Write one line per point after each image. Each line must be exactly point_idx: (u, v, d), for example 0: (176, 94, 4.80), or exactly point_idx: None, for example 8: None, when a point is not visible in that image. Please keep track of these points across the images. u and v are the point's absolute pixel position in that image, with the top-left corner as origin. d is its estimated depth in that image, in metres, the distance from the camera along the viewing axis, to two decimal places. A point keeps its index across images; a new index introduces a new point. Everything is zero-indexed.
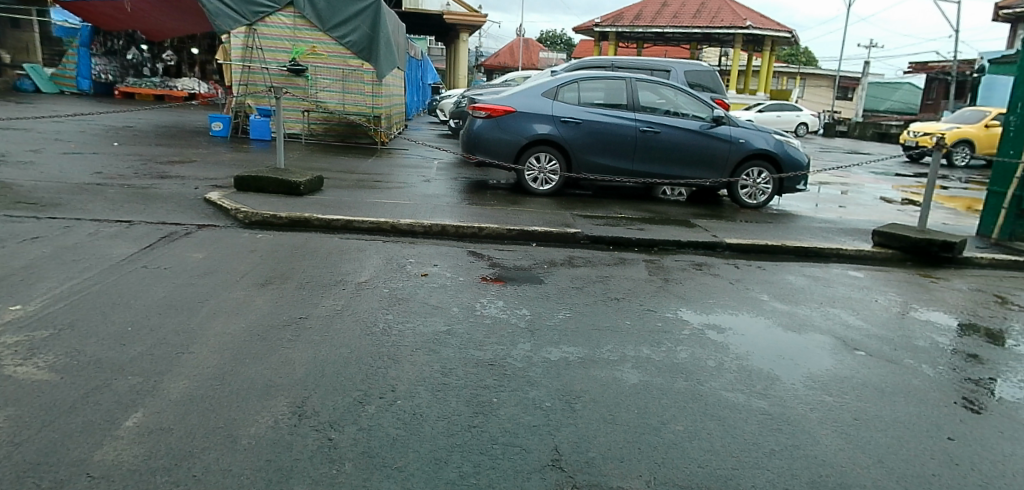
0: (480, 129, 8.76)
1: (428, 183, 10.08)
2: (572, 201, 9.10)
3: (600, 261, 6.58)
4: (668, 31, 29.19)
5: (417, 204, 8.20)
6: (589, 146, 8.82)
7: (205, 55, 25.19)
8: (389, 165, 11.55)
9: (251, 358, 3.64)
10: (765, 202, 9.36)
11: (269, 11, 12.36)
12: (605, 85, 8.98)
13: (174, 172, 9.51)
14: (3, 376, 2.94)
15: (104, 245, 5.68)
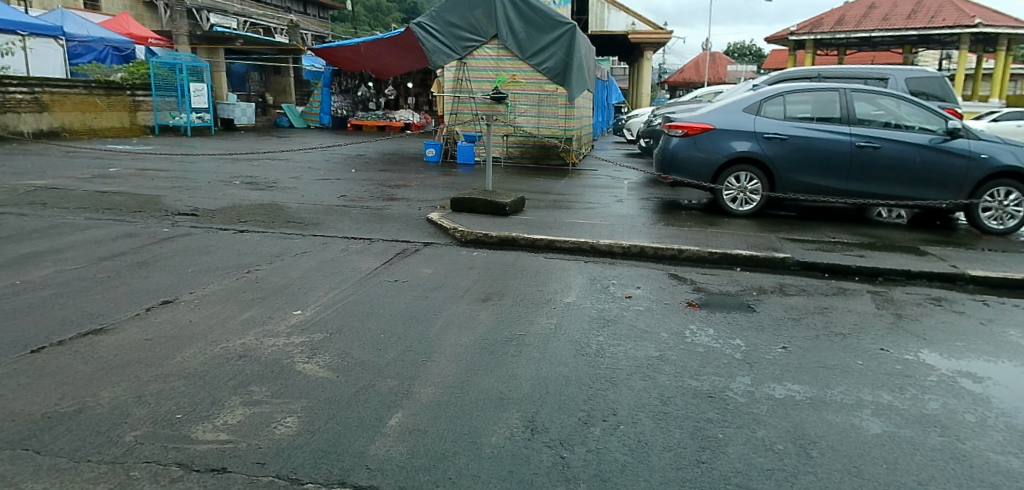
0: (676, 148, 8.48)
1: (621, 203, 10.02)
2: (777, 222, 8.36)
3: (816, 291, 5.97)
4: (874, 36, 24.91)
5: (614, 225, 8.18)
6: (795, 163, 8.07)
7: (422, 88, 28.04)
8: (581, 186, 11.74)
9: (483, 371, 3.86)
10: (1015, 228, 7.74)
11: (476, 44, 13.21)
12: (814, 97, 8.18)
13: (400, 194, 10.65)
14: (297, 370, 3.43)
15: (354, 260, 6.48)
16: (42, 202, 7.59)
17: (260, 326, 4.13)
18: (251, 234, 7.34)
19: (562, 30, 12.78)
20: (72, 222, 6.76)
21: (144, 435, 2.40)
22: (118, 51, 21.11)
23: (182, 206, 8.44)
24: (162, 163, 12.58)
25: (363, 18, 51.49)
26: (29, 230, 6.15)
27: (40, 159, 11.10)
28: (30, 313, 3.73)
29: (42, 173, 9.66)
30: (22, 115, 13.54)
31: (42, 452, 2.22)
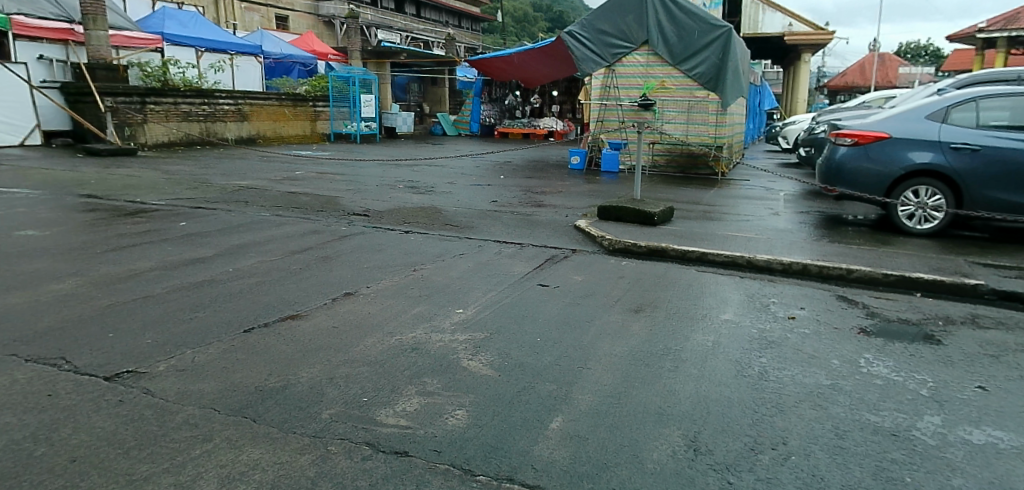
0: (843, 158, 7.73)
1: (777, 216, 9.36)
2: (965, 244, 7.33)
3: (1019, 325, 5.16)
4: None
5: (770, 239, 7.66)
6: (988, 177, 7.06)
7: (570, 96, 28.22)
8: (732, 196, 11.15)
9: (641, 382, 3.73)
10: None
11: (626, 51, 12.99)
12: (1015, 103, 7.09)
13: (547, 201, 10.79)
14: (463, 366, 3.57)
15: (507, 264, 6.63)
16: (245, 201, 8.61)
17: (427, 321, 4.38)
18: (415, 234, 7.82)
19: (716, 34, 12.23)
20: (268, 218, 7.62)
21: (337, 414, 2.65)
22: (303, 66, 23.54)
23: (356, 207, 9.20)
24: (336, 167, 13.79)
25: (512, 29, 52.81)
26: (236, 224, 7.01)
27: (242, 162, 12.63)
28: (241, 296, 4.24)
29: (243, 175, 10.99)
30: (229, 124, 15.22)
31: (257, 420, 2.52)
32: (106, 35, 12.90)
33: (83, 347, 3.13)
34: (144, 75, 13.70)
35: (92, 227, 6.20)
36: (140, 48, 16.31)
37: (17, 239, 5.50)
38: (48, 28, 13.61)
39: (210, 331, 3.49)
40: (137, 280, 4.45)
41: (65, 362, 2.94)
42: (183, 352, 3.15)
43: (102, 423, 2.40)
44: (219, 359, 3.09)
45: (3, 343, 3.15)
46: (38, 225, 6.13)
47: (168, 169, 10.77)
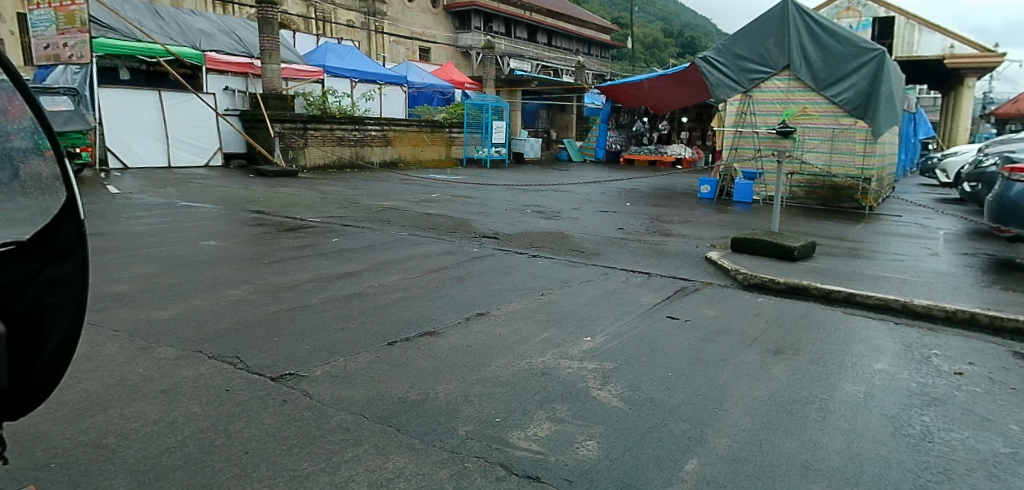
0: (1019, 196, 6.80)
1: (936, 256, 8.42)
2: None
3: None
4: None
5: (930, 283, 6.89)
6: None
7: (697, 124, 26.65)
8: (883, 232, 10.19)
9: (784, 431, 3.36)
10: None
11: (765, 76, 12.33)
12: None
13: (676, 230, 10.48)
14: (592, 396, 3.45)
15: (634, 293, 6.43)
16: (387, 221, 9.16)
17: (556, 347, 4.22)
18: (542, 259, 7.88)
19: (868, 57, 11.39)
20: (407, 238, 8.06)
21: (473, 431, 2.73)
22: (442, 94, 24.77)
23: (487, 230, 9.48)
24: (468, 190, 14.30)
25: (642, 56, 52.47)
26: (380, 242, 7.48)
27: (385, 184, 13.48)
28: (386, 311, 4.50)
29: (385, 196, 11.72)
30: (374, 148, 16.36)
31: (401, 430, 2.66)
32: (277, 68, 14.57)
33: (254, 348, 3.48)
34: (307, 104, 15.19)
35: (260, 240, 6.90)
36: (305, 79, 18.12)
37: (200, 249, 6.25)
38: (235, 61, 15.38)
39: (359, 342, 3.74)
40: (297, 290, 4.88)
41: (239, 361, 3.28)
42: (336, 359, 3.40)
43: (269, 421, 2.64)
44: (366, 369, 3.30)
45: (190, 340, 3.58)
46: (217, 237, 6.94)
47: (323, 190, 11.75)
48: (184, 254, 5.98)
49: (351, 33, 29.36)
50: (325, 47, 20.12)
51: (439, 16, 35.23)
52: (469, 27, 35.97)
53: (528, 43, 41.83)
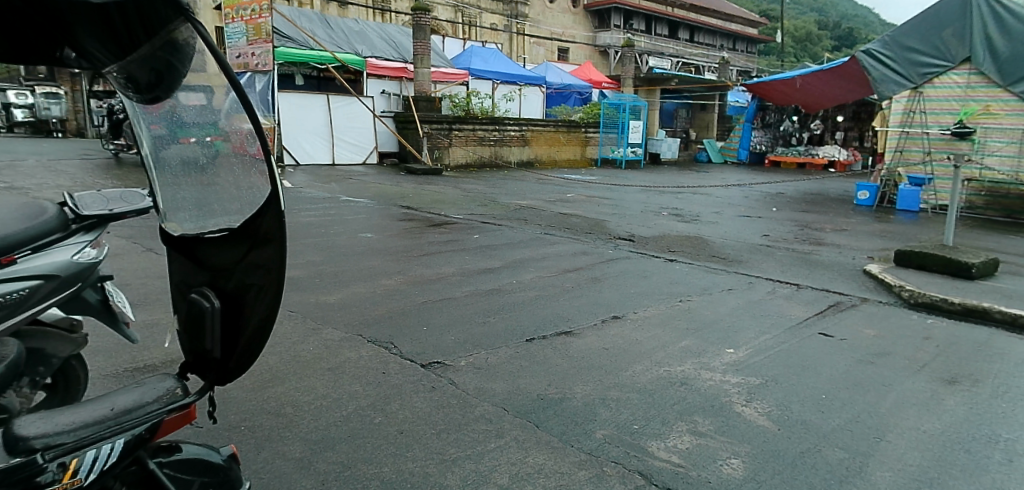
0: None
1: None
2: None
3: None
4: None
5: None
6: None
7: (852, 124, 23.67)
8: None
9: (961, 471, 2.91)
10: None
11: (940, 71, 10.98)
12: None
13: (829, 239, 9.67)
14: (736, 412, 3.23)
15: (782, 305, 5.96)
16: (525, 219, 9.32)
17: (697, 356, 4.05)
18: (680, 263, 7.60)
19: None
20: (543, 237, 8.15)
21: (610, 436, 2.71)
22: (580, 94, 24.53)
23: (623, 232, 9.34)
24: (603, 191, 14.15)
25: (794, 50, 48.92)
26: (518, 241, 7.64)
27: (522, 184, 13.72)
28: (525, 308, 4.60)
29: (523, 195, 11.94)
30: (513, 148, 16.74)
31: (540, 427, 2.71)
32: (426, 72, 15.32)
33: (406, 335, 3.72)
34: (452, 105, 15.87)
35: (410, 234, 7.33)
36: (452, 82, 18.83)
37: (358, 240, 6.77)
38: (390, 66, 16.46)
39: (500, 336, 3.86)
40: (443, 283, 5.14)
41: (393, 346, 3.53)
42: (479, 351, 3.54)
43: (420, 405, 2.81)
44: (506, 363, 3.40)
45: (352, 324, 3.90)
46: (372, 230, 7.48)
47: (465, 188, 12.21)
48: (344, 244, 6.51)
49: (494, 36, 30.22)
50: (471, 50, 20.98)
51: (580, 16, 35.22)
52: (608, 26, 35.55)
53: (669, 39, 40.55)
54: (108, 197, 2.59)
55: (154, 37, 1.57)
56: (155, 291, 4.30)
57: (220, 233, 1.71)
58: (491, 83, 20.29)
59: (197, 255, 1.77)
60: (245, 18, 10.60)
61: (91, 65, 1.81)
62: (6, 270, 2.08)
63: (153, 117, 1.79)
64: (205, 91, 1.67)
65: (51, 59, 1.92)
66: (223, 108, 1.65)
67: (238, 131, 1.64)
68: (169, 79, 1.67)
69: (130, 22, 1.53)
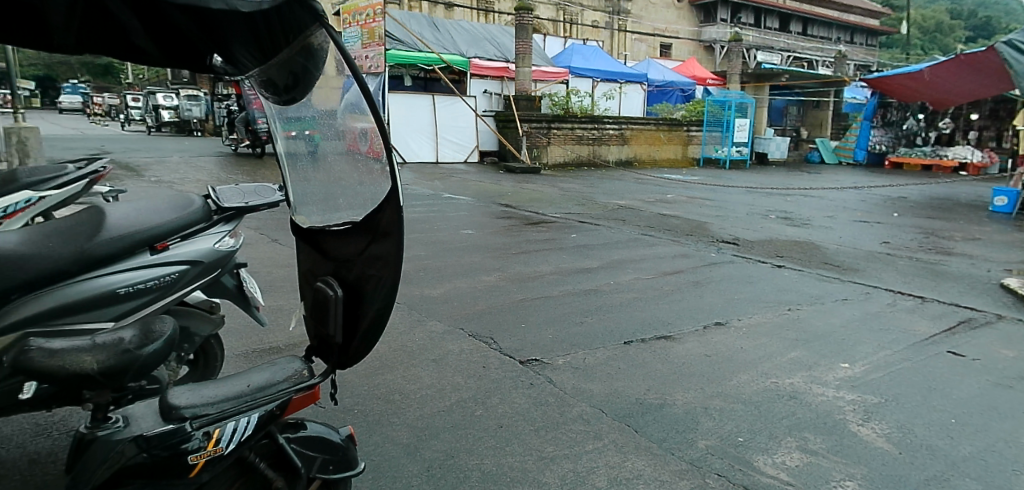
0: None
1: None
2: None
3: None
4: None
5: None
6: None
7: (986, 120, 20.90)
8: None
9: None
10: None
11: None
12: None
13: (959, 249, 8.81)
14: (851, 431, 3.01)
15: (904, 319, 5.50)
16: (623, 220, 9.17)
17: (806, 368, 3.83)
18: (788, 269, 7.21)
19: None
20: (642, 237, 7.99)
21: (713, 447, 2.63)
22: (682, 91, 23.82)
23: (726, 235, 8.98)
24: (705, 192, 13.66)
25: (923, 40, 44.89)
26: (617, 241, 7.54)
27: (621, 183, 13.50)
28: (624, 310, 4.53)
29: (621, 195, 11.76)
30: (612, 147, 16.52)
31: (639, 432, 2.67)
32: (527, 71, 15.54)
33: (506, 331, 3.78)
34: (552, 104, 15.87)
35: (509, 232, 7.44)
36: (552, 81, 18.96)
37: (459, 236, 6.95)
38: (493, 66, 16.77)
39: (598, 337, 3.84)
40: (541, 281, 5.18)
41: (493, 341, 3.61)
42: (576, 351, 3.54)
43: (519, 401, 2.87)
44: (605, 365, 3.37)
45: (454, 317, 4.02)
46: (472, 226, 7.65)
47: (563, 187, 12.20)
48: (445, 240, 6.71)
49: (596, 33, 29.93)
50: (573, 49, 21.05)
51: (684, 10, 34.17)
52: (715, 20, 34.18)
53: (780, 32, 38.43)
54: (244, 191, 2.82)
55: (293, 43, 1.76)
56: (278, 278, 4.65)
57: (344, 227, 1.84)
58: (591, 81, 20.14)
59: (324, 246, 1.92)
60: (360, 23, 11.14)
61: (237, 72, 2.00)
62: (159, 255, 2.37)
63: (288, 117, 1.96)
64: (329, 93, 1.82)
65: (203, 69, 2.13)
66: (340, 109, 1.81)
67: (352, 131, 1.80)
68: (303, 81, 1.84)
69: (275, 31, 1.75)
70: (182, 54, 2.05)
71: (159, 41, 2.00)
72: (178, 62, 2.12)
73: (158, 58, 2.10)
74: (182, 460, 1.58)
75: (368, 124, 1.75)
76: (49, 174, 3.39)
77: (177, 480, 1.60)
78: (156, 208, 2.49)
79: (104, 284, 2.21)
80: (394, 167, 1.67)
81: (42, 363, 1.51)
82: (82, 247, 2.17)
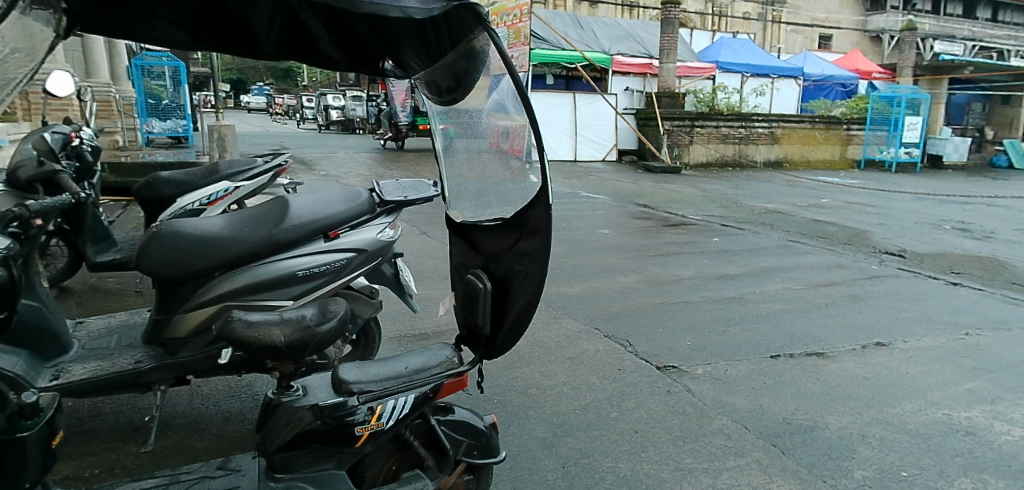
0: None
1: None
2: None
3: None
4: None
5: None
6: None
7: None
8: None
9: None
10: None
11: None
12: None
13: None
14: None
15: None
16: (771, 224, 8.62)
17: (989, 402, 3.36)
18: (966, 287, 6.37)
19: None
20: (791, 244, 7.46)
21: (870, 479, 2.40)
22: (844, 86, 21.84)
23: (890, 245, 8.12)
24: (865, 197, 12.44)
25: None
26: (763, 247, 7.10)
27: (769, 185, 12.65)
28: (771, 322, 4.26)
29: (770, 198, 11.05)
30: (760, 147, 15.52)
31: (786, 453, 2.52)
32: (672, 66, 15.14)
33: (643, 335, 3.72)
34: (696, 101, 15.28)
35: (647, 233, 7.30)
36: (698, 77, 18.18)
37: (596, 236, 6.94)
38: (637, 62, 16.44)
39: (741, 348, 3.66)
40: (680, 285, 5.03)
41: (630, 344, 3.56)
42: (717, 361, 3.40)
43: (655, 407, 2.82)
44: (749, 378, 3.21)
45: (590, 317, 4.03)
46: (610, 226, 7.59)
47: (705, 188, 11.73)
48: (582, 239, 6.74)
49: (747, 26, 28.32)
50: (721, 42, 20.10)
51: None
52: (884, 7, 30.95)
53: (964, 19, 33.94)
54: (404, 185, 3.02)
55: (458, 47, 1.89)
56: (426, 268, 4.94)
57: (495, 223, 1.92)
58: (739, 76, 19.03)
59: (476, 241, 2.02)
60: (507, 23, 11.42)
61: (406, 74, 2.19)
62: (331, 242, 2.63)
63: (448, 117, 2.08)
64: (478, 93, 1.92)
65: (375, 73, 2.34)
66: (485, 109, 1.92)
67: (494, 129, 1.91)
68: (464, 83, 1.95)
69: (444, 35, 1.90)
70: (359, 61, 2.27)
71: (340, 50, 2.23)
72: (354, 68, 2.34)
73: (337, 67, 2.34)
74: (350, 431, 1.75)
75: (509, 124, 1.85)
76: (243, 167, 3.87)
77: (346, 448, 1.78)
78: (329, 198, 2.74)
79: (285, 267, 2.51)
80: (545, 166, 1.71)
81: (242, 332, 1.72)
82: (270, 233, 2.49)
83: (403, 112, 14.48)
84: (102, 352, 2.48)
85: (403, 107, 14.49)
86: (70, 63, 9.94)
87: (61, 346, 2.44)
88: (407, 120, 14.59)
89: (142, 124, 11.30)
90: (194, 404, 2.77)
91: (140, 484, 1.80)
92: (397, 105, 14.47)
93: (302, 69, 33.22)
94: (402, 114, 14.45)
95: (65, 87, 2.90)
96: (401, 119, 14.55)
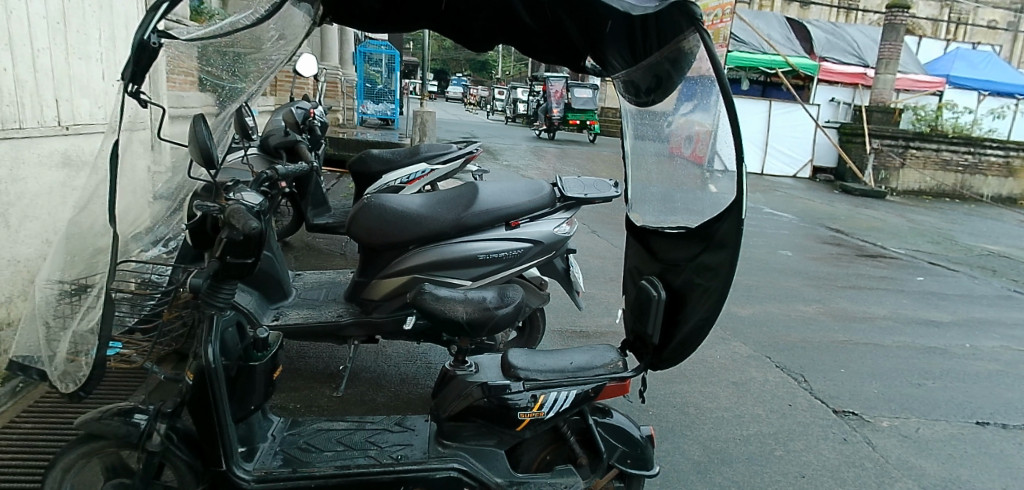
0: None
1: None
2: None
3: None
4: None
5: None
6: None
7: None
8: None
9: None
10: None
11: None
12: None
13: None
14: None
15: None
16: (992, 267, 7.34)
17: None
18: None
19: None
20: (1018, 293, 6.30)
21: None
22: None
23: None
24: None
25: None
26: (982, 293, 6.08)
27: (995, 223, 10.78)
28: (982, 382, 3.63)
29: (996, 238, 9.43)
30: (990, 178, 13.23)
31: None
32: (892, 78, 13.59)
33: (819, 372, 3.41)
34: (916, 119, 13.53)
35: (837, 261, 6.64)
36: (922, 91, 16.23)
37: (777, 257, 6.47)
38: (847, 71, 15.12)
39: (939, 407, 3.19)
40: (871, 325, 4.51)
41: (804, 380, 3.29)
42: (908, 417, 3.01)
43: (828, 454, 2.58)
44: (946, 443, 2.80)
45: (762, 344, 3.77)
46: (793, 248, 7.02)
47: (913, 218, 10.38)
48: (763, 258, 6.33)
49: (991, 36, 24.19)
50: (957, 53, 17.72)
51: None
52: None
53: None
54: (586, 183, 3.03)
55: (665, 48, 1.85)
56: (597, 267, 4.97)
57: (678, 231, 1.89)
58: (976, 95, 16.19)
59: (654, 246, 2.00)
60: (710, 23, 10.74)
61: (607, 74, 2.21)
62: (512, 231, 2.76)
63: (642, 117, 2.07)
64: (667, 97, 1.92)
65: (576, 71, 2.37)
66: (674, 111, 1.90)
67: (679, 132, 1.89)
68: (664, 85, 1.91)
69: (652, 37, 1.87)
70: (564, 57, 2.32)
71: (548, 45, 2.31)
72: (558, 63, 2.38)
73: (543, 61, 2.41)
74: (512, 415, 1.83)
75: (698, 129, 1.80)
76: (441, 151, 4.18)
77: (507, 430, 1.86)
78: (515, 189, 2.87)
79: (469, 249, 2.70)
80: (737, 180, 1.63)
81: (431, 304, 1.86)
82: (460, 215, 2.70)
83: (557, 107, 15.54)
84: (314, 302, 2.84)
85: (558, 103, 15.62)
86: (310, 48, 11.29)
87: (283, 291, 2.83)
88: (559, 114, 15.09)
89: (358, 106, 12.52)
90: (378, 361, 3.07)
91: (334, 424, 2.04)
92: (552, 102, 15.67)
93: (497, 63, 34.67)
94: (555, 109, 15.33)
95: (310, 69, 3.31)
96: (553, 113, 15.13)
